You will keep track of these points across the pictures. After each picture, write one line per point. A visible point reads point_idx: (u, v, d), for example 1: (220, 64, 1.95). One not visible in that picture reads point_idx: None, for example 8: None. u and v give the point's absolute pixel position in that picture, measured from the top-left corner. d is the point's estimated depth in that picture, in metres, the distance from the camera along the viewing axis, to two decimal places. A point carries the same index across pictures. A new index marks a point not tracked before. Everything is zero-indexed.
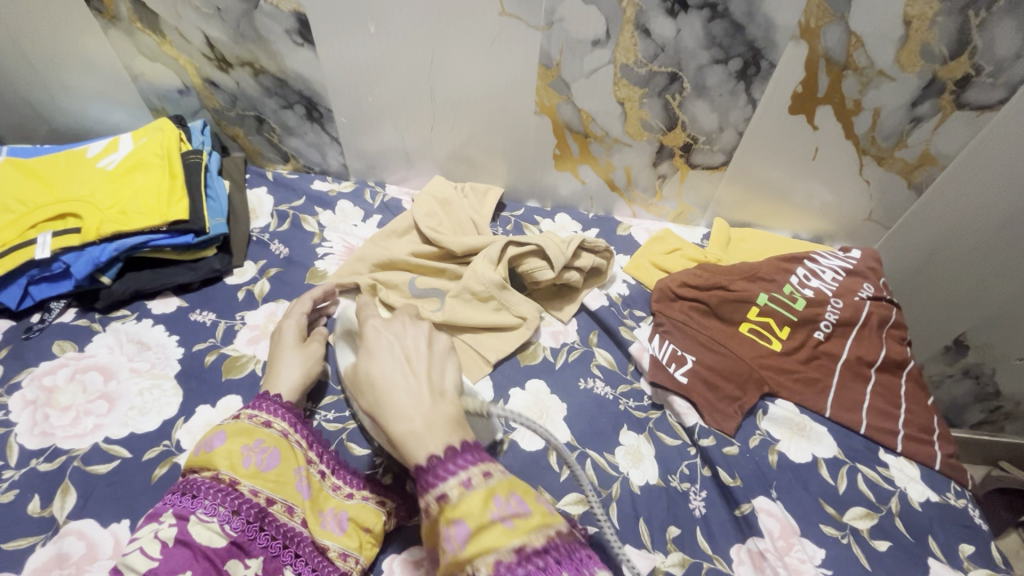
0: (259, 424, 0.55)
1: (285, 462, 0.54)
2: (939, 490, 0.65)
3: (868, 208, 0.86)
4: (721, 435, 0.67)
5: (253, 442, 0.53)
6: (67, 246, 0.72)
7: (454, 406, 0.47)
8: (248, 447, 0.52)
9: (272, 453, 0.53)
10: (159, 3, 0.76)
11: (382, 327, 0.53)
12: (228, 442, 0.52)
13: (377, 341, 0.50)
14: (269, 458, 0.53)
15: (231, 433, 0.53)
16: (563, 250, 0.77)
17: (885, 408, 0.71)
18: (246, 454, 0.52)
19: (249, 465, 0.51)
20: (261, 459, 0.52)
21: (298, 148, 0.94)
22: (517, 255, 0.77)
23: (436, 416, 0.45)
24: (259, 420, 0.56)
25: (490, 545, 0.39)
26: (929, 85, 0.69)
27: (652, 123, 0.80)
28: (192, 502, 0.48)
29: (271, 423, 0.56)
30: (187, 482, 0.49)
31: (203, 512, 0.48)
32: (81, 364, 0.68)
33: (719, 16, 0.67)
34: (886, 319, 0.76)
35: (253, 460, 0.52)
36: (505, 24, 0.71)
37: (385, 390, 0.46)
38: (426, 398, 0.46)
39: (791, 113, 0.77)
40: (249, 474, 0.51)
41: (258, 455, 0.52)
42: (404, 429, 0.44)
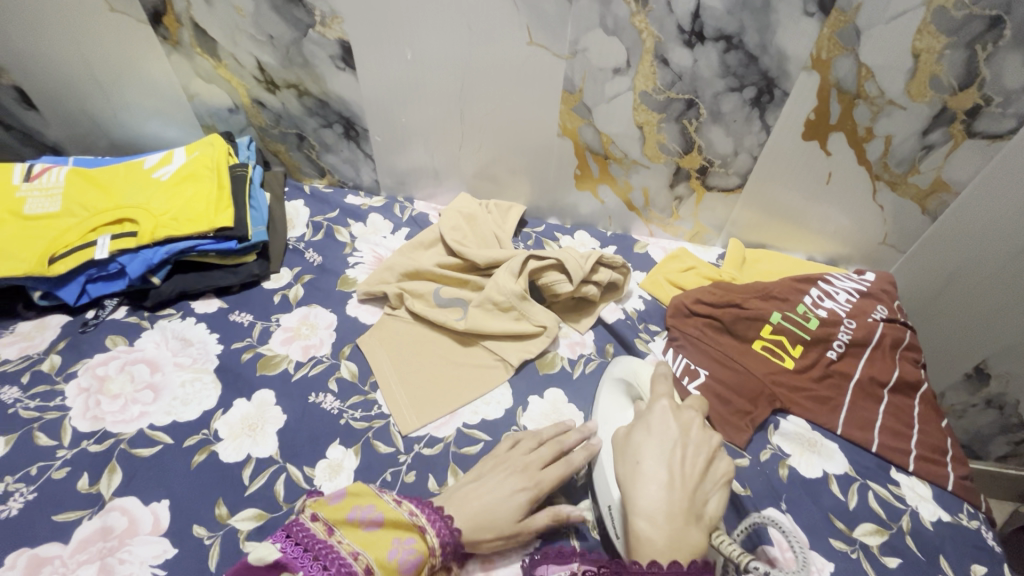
0: (416, 525, 0.52)
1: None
2: (950, 510, 0.66)
3: (882, 232, 0.88)
4: (732, 448, 0.69)
5: (405, 539, 0.51)
6: (124, 248, 0.78)
7: (701, 534, 0.47)
8: (399, 542, 0.50)
9: (414, 560, 0.50)
10: (217, 31, 0.83)
11: (670, 413, 0.55)
12: (381, 531, 0.51)
13: (660, 422, 0.54)
14: (411, 562, 0.49)
15: (389, 520, 0.51)
16: (584, 264, 0.80)
17: (898, 428, 0.72)
18: (394, 548, 0.50)
19: (390, 559, 0.49)
20: (402, 560, 0.49)
21: (334, 164, 1.00)
22: (540, 272, 0.81)
23: (681, 538, 0.46)
24: (416, 522, 0.52)
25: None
26: (939, 114, 0.71)
27: (670, 146, 0.84)
28: (313, 565, 0.47)
29: (426, 530, 0.52)
30: (323, 548, 0.48)
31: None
32: (131, 356, 0.74)
33: (734, 47, 0.71)
34: (899, 340, 0.77)
35: (397, 556, 0.49)
36: (533, 53, 0.77)
37: (643, 481, 0.49)
38: (681, 518, 0.47)
39: (804, 139, 0.80)
40: (386, 567, 0.48)
41: (402, 554, 0.49)
42: (643, 530, 0.47)
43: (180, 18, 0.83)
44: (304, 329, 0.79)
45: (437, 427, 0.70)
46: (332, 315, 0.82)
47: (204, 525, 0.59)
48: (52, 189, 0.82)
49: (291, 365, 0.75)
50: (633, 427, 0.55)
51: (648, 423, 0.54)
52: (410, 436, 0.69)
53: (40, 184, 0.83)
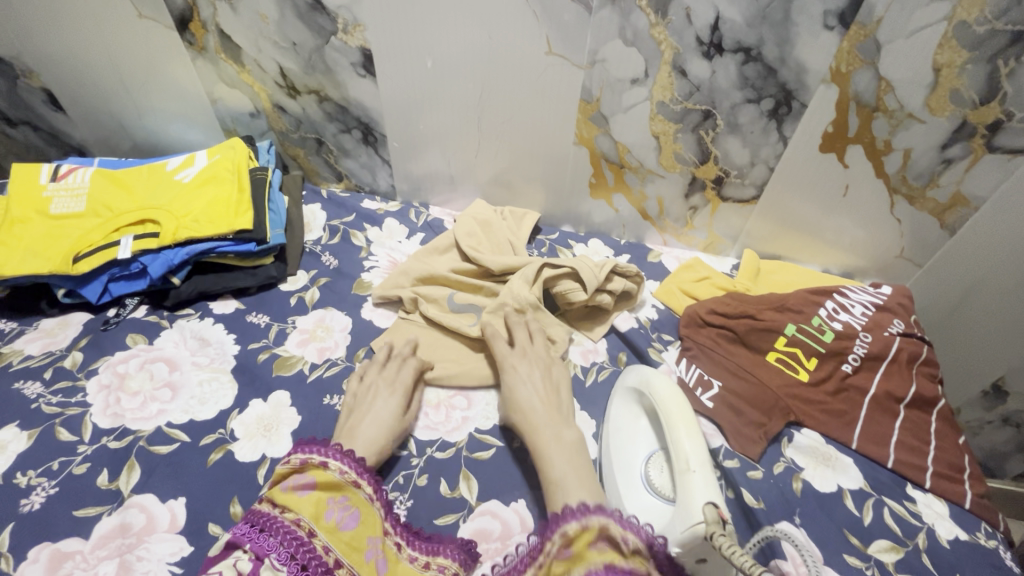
0: (349, 482, 0.57)
1: (362, 527, 0.54)
2: (968, 529, 0.65)
3: (899, 245, 0.88)
4: (746, 460, 0.69)
5: (339, 497, 0.56)
6: (145, 248, 0.79)
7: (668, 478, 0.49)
8: (333, 501, 0.55)
9: (352, 515, 0.55)
10: (242, 37, 0.85)
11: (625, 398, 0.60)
12: (315, 492, 0.55)
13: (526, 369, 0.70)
14: (348, 518, 0.54)
15: (320, 483, 0.56)
16: (598, 273, 0.80)
17: (914, 444, 0.71)
18: (330, 507, 0.54)
19: (329, 519, 0.53)
20: (341, 517, 0.54)
21: (352, 169, 1.01)
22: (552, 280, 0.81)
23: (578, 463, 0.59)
24: (348, 478, 0.57)
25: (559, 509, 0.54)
26: (959, 128, 0.71)
27: (685, 156, 0.84)
28: (266, 541, 0.49)
29: (359, 484, 0.58)
30: (267, 520, 0.51)
31: (275, 558, 0.48)
32: (150, 355, 0.75)
33: (753, 59, 0.71)
34: (917, 355, 0.76)
35: (334, 515, 0.54)
36: (551, 63, 0.77)
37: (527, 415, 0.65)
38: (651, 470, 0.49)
39: (821, 151, 0.80)
40: (327, 528, 0.52)
41: (339, 513, 0.54)
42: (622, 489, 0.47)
43: (206, 25, 0.85)
44: (319, 331, 0.80)
45: (449, 431, 0.71)
46: (347, 318, 0.82)
47: (219, 524, 0.60)
48: (77, 189, 0.84)
49: (306, 367, 0.75)
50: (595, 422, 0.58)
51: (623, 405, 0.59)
52: (421, 439, 0.70)
53: (66, 185, 0.84)
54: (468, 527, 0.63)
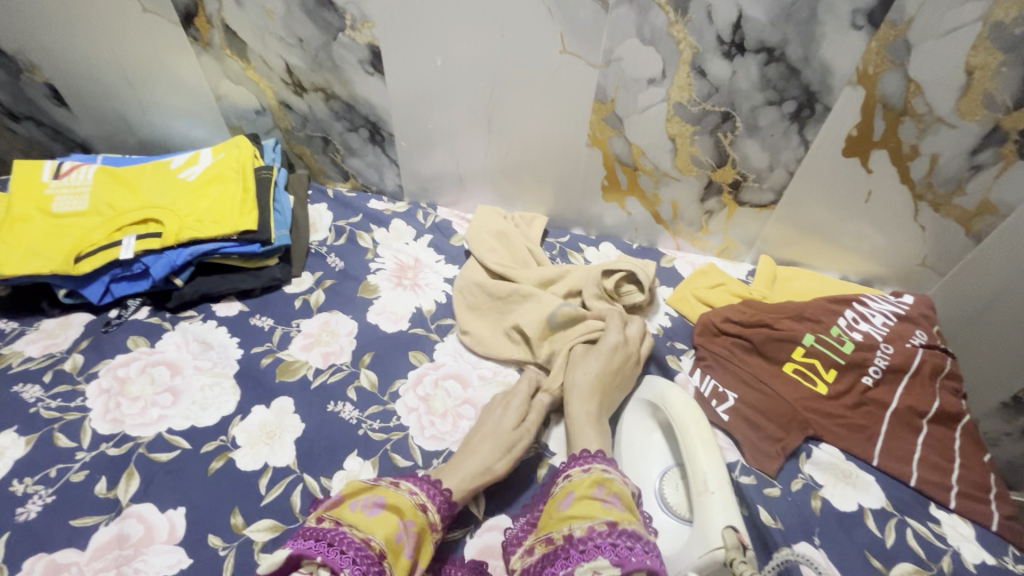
0: (419, 507, 0.55)
1: (415, 556, 0.52)
2: (994, 552, 0.62)
3: (922, 253, 0.85)
4: (762, 476, 0.67)
5: (407, 522, 0.53)
6: (147, 249, 0.78)
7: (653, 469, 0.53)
8: (402, 526, 0.52)
9: (414, 540, 0.52)
10: (247, 33, 0.83)
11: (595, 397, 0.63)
12: (385, 514, 0.52)
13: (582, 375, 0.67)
14: (410, 546, 0.52)
15: (390, 502, 0.54)
16: (621, 266, 0.81)
17: (937, 461, 0.68)
18: (401, 533, 0.51)
19: (398, 542, 0.51)
20: (405, 542, 0.51)
21: (358, 168, 0.99)
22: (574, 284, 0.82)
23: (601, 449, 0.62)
24: (419, 502, 0.55)
25: (587, 513, 0.51)
26: (990, 134, 0.68)
27: (702, 159, 0.82)
28: (341, 556, 0.46)
29: (427, 509, 0.55)
30: (335, 535, 0.48)
31: (349, 573, 0.45)
32: (151, 358, 0.73)
33: (776, 60, 0.68)
34: (940, 368, 0.73)
35: (404, 542, 0.51)
36: (565, 61, 0.75)
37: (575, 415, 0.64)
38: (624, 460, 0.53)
39: (844, 155, 0.77)
40: (394, 551, 0.50)
41: (406, 538, 0.52)
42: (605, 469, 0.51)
43: (211, 20, 0.83)
44: (324, 335, 0.78)
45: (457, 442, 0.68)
46: (352, 322, 0.80)
47: (220, 535, 0.58)
48: (79, 187, 0.83)
49: (310, 372, 0.74)
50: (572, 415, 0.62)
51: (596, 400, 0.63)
52: (427, 450, 0.68)
53: (68, 182, 0.83)
54: (475, 543, 0.61)
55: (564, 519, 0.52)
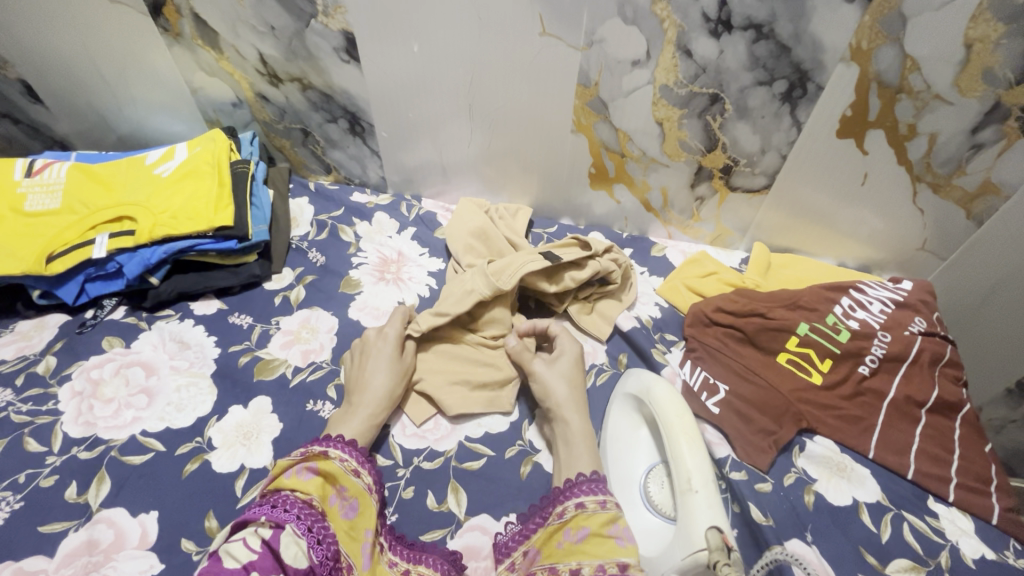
0: (348, 471, 0.56)
1: (360, 518, 0.54)
2: (995, 547, 0.60)
3: (921, 237, 0.82)
4: (753, 471, 0.65)
5: (340, 488, 0.55)
6: (121, 247, 0.76)
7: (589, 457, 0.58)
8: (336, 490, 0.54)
9: (352, 505, 0.54)
10: (218, 22, 0.80)
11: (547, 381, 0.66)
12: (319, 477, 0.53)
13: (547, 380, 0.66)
14: (348, 509, 0.54)
15: (323, 469, 0.54)
16: (597, 244, 0.80)
17: (936, 453, 0.66)
18: (334, 495, 0.54)
19: (332, 505, 0.53)
20: (342, 506, 0.53)
21: (340, 160, 0.97)
22: (562, 254, 0.78)
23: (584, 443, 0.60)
24: (349, 467, 0.56)
25: (600, 553, 0.48)
26: (991, 111, 0.65)
27: (691, 143, 0.79)
28: (286, 514, 0.48)
29: (358, 473, 0.57)
30: (280, 497, 0.50)
31: (295, 527, 0.48)
32: (127, 359, 0.72)
33: (764, 37, 0.65)
34: (939, 356, 0.70)
35: (337, 504, 0.53)
36: (545, 44, 0.72)
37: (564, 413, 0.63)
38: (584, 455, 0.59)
39: (839, 136, 0.74)
40: (331, 513, 0.52)
41: (341, 501, 0.54)
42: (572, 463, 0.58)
43: (180, 9, 0.80)
44: (304, 333, 0.76)
45: (439, 440, 0.67)
46: (333, 318, 0.78)
47: (193, 540, 0.57)
48: (52, 185, 0.81)
49: (289, 370, 0.72)
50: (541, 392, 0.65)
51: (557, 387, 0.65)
52: (408, 448, 0.66)
53: (40, 181, 0.81)
54: (457, 543, 0.59)
55: (573, 554, 0.50)
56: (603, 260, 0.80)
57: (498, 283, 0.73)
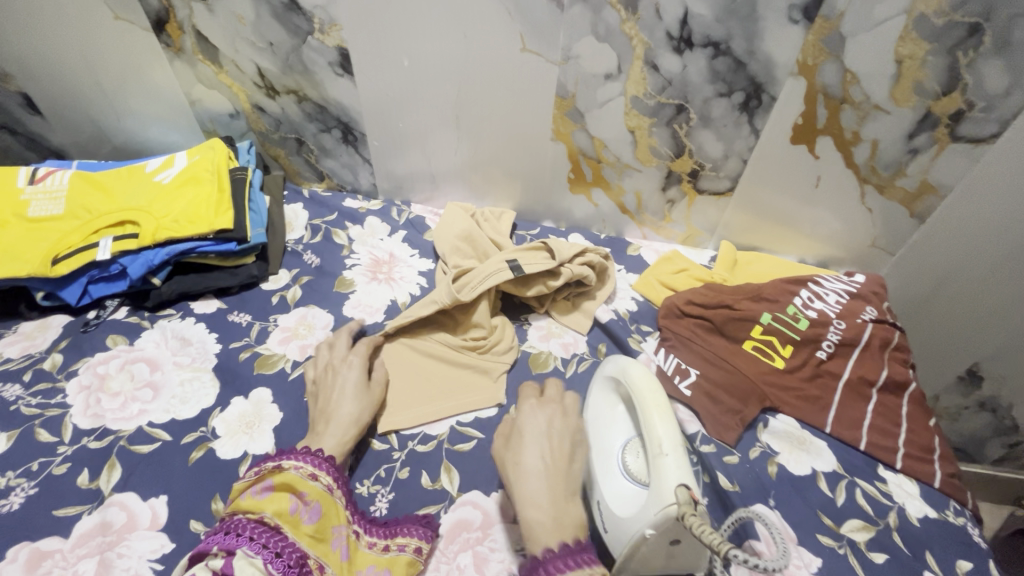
0: (305, 476, 0.56)
1: (326, 518, 0.55)
2: (937, 507, 0.67)
3: (872, 234, 0.89)
4: (722, 445, 0.71)
5: (300, 493, 0.55)
6: (125, 249, 0.79)
7: (563, 507, 0.53)
8: (295, 498, 0.54)
9: (315, 508, 0.55)
10: (219, 38, 0.85)
11: (534, 415, 0.60)
12: (276, 492, 0.54)
13: (532, 424, 0.58)
14: (312, 512, 0.54)
15: (279, 482, 0.54)
16: (564, 251, 0.84)
17: (886, 427, 0.73)
18: (293, 503, 0.54)
19: (293, 514, 0.53)
20: (305, 512, 0.54)
21: (333, 168, 1.02)
22: (528, 262, 0.83)
23: (564, 514, 0.52)
24: (305, 472, 0.56)
25: None
26: (923, 119, 0.73)
27: (661, 150, 0.86)
28: (238, 539, 0.49)
29: (317, 477, 0.57)
30: (232, 523, 0.51)
31: (247, 549, 0.48)
32: (131, 355, 0.75)
33: (722, 54, 0.73)
34: (888, 340, 0.78)
35: (299, 511, 0.53)
36: (526, 59, 0.78)
37: (525, 472, 0.55)
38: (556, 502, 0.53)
39: (793, 143, 0.81)
40: (292, 522, 0.52)
41: (303, 507, 0.54)
42: (534, 517, 0.52)
43: (183, 26, 0.85)
44: (301, 329, 0.81)
45: (432, 424, 0.71)
46: (328, 315, 0.83)
47: (201, 521, 0.60)
48: (55, 192, 0.84)
49: (288, 365, 0.76)
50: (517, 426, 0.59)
51: (529, 421, 0.59)
52: (403, 434, 0.71)
53: (44, 188, 0.84)
54: (450, 517, 0.63)
55: None
56: (574, 265, 0.84)
57: (459, 293, 0.79)
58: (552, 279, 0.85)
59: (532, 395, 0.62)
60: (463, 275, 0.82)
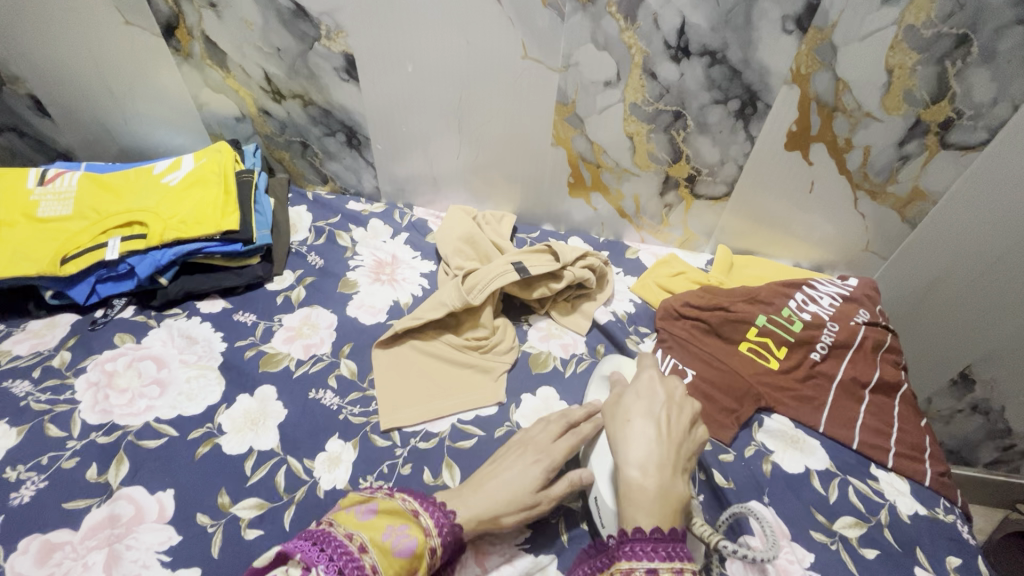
0: (410, 510, 0.54)
1: (412, 561, 0.51)
2: (928, 505, 0.68)
3: (865, 239, 0.91)
4: (718, 444, 0.72)
5: (399, 525, 0.53)
6: (133, 249, 0.81)
7: (669, 476, 0.54)
8: (392, 528, 0.52)
9: (411, 543, 0.52)
10: (227, 44, 0.87)
11: (657, 383, 0.62)
12: (376, 517, 0.53)
13: (648, 390, 0.62)
14: (405, 546, 0.52)
15: (382, 508, 0.54)
16: (568, 254, 0.86)
17: (878, 426, 0.74)
18: (388, 533, 0.52)
19: (384, 541, 0.51)
20: (398, 541, 0.51)
21: (337, 171, 1.04)
22: (533, 264, 0.85)
23: (669, 487, 0.53)
24: (411, 507, 0.55)
25: None
26: (914, 126, 0.75)
27: (659, 155, 0.88)
28: (318, 554, 0.49)
29: (420, 514, 0.54)
30: (321, 533, 0.51)
31: (322, 568, 0.48)
32: (139, 353, 0.76)
33: (719, 62, 0.75)
34: (881, 343, 0.79)
35: (390, 540, 0.51)
36: (528, 66, 0.80)
37: (636, 436, 0.56)
38: (667, 471, 0.54)
39: (787, 149, 0.83)
40: (381, 549, 0.50)
41: (397, 537, 0.52)
42: (637, 481, 0.53)
43: (192, 32, 0.87)
44: (305, 328, 0.82)
45: (433, 422, 0.73)
46: (332, 315, 0.84)
47: (207, 514, 0.61)
48: (64, 193, 0.85)
49: (292, 363, 0.77)
50: (624, 395, 0.62)
51: (647, 387, 0.61)
52: (405, 431, 0.71)
53: (53, 188, 0.86)
54: None
55: None
56: (577, 268, 0.86)
57: (470, 297, 0.81)
58: (555, 282, 0.86)
59: (650, 365, 0.65)
60: (471, 277, 0.84)
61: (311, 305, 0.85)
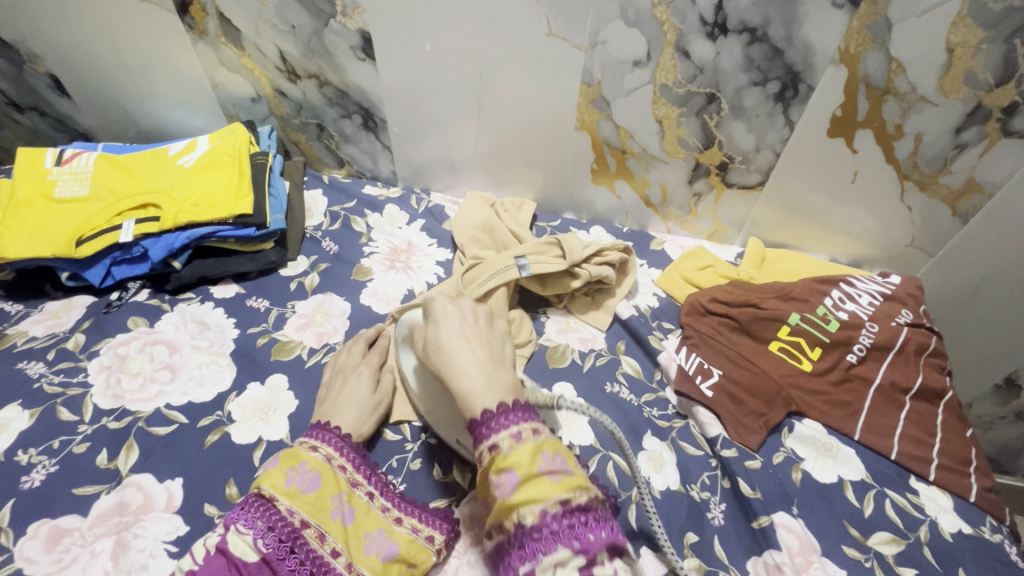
0: (307, 448, 0.57)
1: (325, 486, 0.55)
2: (972, 523, 0.63)
3: (910, 234, 0.85)
4: (744, 449, 0.68)
5: (298, 464, 0.55)
6: (146, 232, 0.80)
7: (512, 373, 0.50)
8: (293, 468, 0.54)
9: (314, 476, 0.55)
10: (242, 21, 0.85)
11: (450, 300, 0.55)
12: (278, 463, 0.55)
13: (443, 310, 0.54)
14: (311, 480, 0.54)
15: (281, 455, 0.55)
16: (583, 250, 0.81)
17: (919, 436, 0.69)
18: (290, 474, 0.54)
19: (289, 485, 0.53)
20: (303, 480, 0.54)
21: (353, 155, 1.01)
22: (540, 259, 0.81)
23: (496, 378, 0.49)
24: (307, 445, 0.57)
25: (536, 495, 0.43)
26: (974, 111, 0.68)
27: (689, 141, 0.83)
28: (236, 513, 0.51)
29: (317, 448, 0.58)
30: (246, 497, 0.52)
31: (240, 524, 0.50)
32: (151, 337, 0.75)
33: (758, 40, 0.69)
34: (924, 345, 0.74)
35: (295, 480, 0.54)
36: (552, 44, 0.76)
37: (450, 354, 0.50)
38: (488, 364, 0.50)
39: (830, 136, 0.77)
40: (289, 493, 0.53)
41: (301, 476, 0.54)
42: (467, 386, 0.48)
43: (206, 8, 0.85)
44: (318, 316, 0.80)
45: None
46: (345, 303, 0.82)
47: (215, 504, 0.60)
48: (80, 173, 0.85)
49: (304, 352, 0.76)
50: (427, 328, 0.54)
51: (440, 306, 0.54)
52: (416, 424, 0.69)
53: (69, 169, 0.85)
54: (462, 510, 0.62)
55: (510, 508, 0.43)
56: (593, 265, 0.81)
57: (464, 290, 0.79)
58: (571, 279, 0.82)
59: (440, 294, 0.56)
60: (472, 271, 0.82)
61: (327, 291, 0.84)
